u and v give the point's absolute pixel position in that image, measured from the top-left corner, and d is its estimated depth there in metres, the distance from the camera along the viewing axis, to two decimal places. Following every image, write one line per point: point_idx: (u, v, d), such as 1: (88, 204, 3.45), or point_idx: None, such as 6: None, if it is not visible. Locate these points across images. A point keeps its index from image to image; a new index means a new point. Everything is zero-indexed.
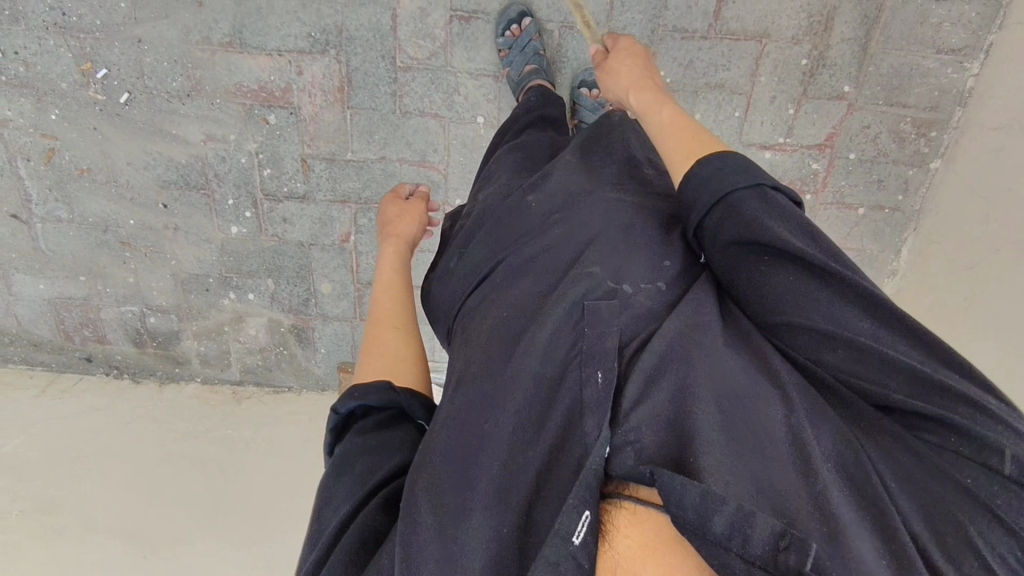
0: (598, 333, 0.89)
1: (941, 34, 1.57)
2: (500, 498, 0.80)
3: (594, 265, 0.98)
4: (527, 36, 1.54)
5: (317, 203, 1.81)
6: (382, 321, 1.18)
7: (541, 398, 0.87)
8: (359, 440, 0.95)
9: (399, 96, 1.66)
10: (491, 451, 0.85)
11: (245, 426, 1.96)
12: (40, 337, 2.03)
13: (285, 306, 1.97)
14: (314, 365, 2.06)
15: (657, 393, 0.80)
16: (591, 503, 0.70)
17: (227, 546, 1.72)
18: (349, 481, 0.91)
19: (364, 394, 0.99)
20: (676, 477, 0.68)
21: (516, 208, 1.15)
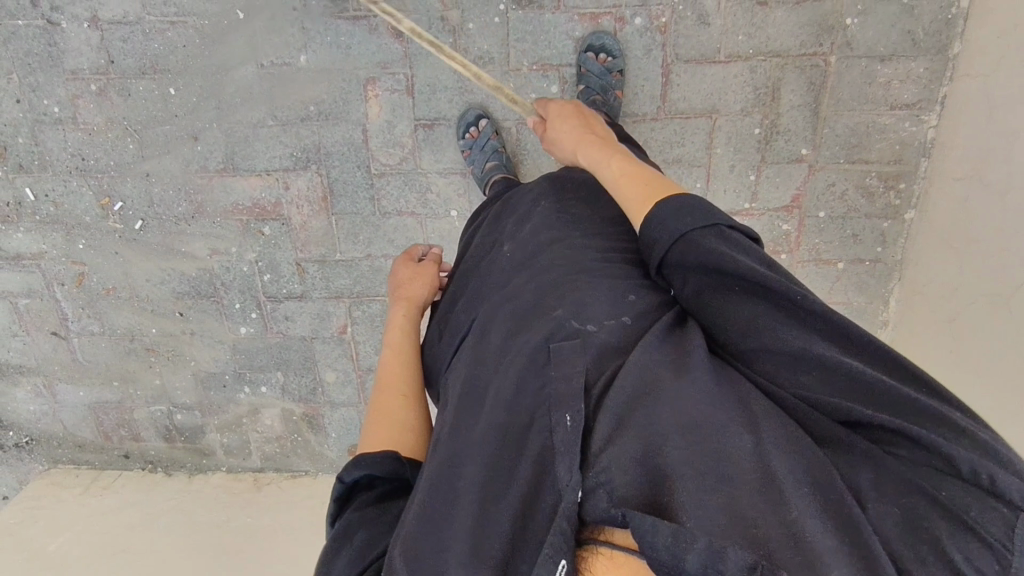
0: (565, 370, 0.85)
1: (892, 91, 1.58)
2: (476, 552, 0.73)
3: (562, 305, 0.95)
4: (484, 136, 1.64)
5: (314, 300, 1.94)
6: (389, 387, 1.09)
7: (510, 439, 0.83)
8: (359, 513, 0.86)
9: (376, 200, 1.79)
10: (463, 499, 0.79)
11: (263, 513, 2.07)
12: (83, 438, 2.23)
13: (295, 396, 2.10)
14: (327, 449, 2.18)
15: (626, 432, 0.76)
16: (568, 551, 0.66)
17: None
18: (348, 553, 0.81)
19: (371, 463, 0.90)
20: (648, 518, 0.64)
21: (491, 268, 1.15)
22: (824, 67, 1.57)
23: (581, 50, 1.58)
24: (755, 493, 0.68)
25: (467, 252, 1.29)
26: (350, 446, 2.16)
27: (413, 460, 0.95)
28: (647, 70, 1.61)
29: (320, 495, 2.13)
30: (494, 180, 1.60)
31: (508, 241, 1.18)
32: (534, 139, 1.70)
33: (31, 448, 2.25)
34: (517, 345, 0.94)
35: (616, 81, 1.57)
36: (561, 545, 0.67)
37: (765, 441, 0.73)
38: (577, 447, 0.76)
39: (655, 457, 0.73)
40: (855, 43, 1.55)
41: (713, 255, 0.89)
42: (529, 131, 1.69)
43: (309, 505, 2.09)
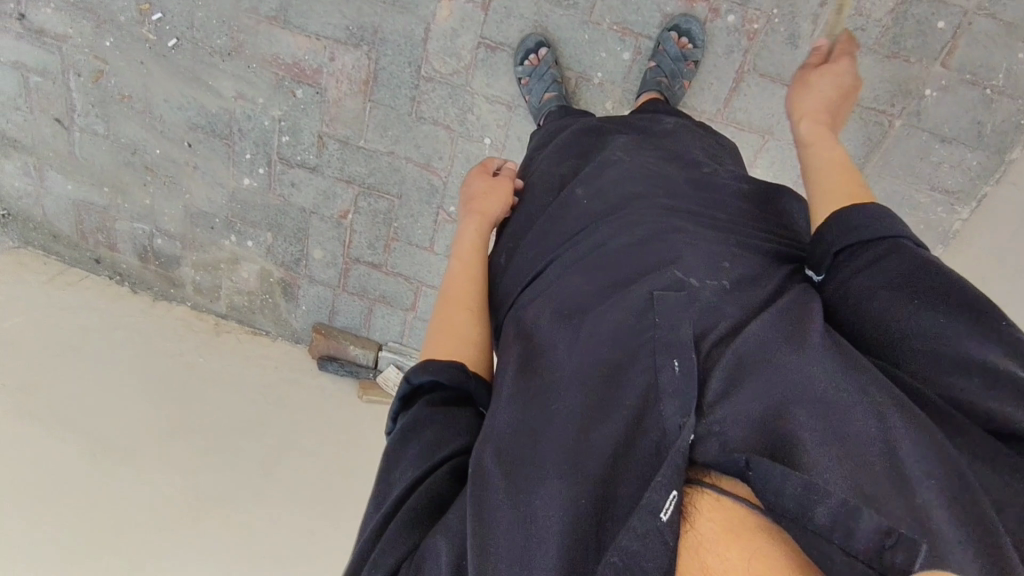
0: (671, 324, 0.88)
1: (939, 173, 1.60)
2: (570, 469, 0.80)
3: (665, 266, 0.99)
4: (544, 65, 1.60)
5: (324, 176, 1.94)
6: (458, 304, 1.18)
7: (608, 378, 0.88)
8: (429, 410, 0.97)
9: (416, 101, 1.77)
10: (562, 424, 0.85)
11: (216, 357, 2.12)
12: (60, 229, 2.23)
13: (278, 259, 2.13)
14: (293, 318, 2.24)
15: (745, 387, 0.79)
16: (678, 484, 0.69)
17: (193, 466, 1.78)
18: (417, 449, 0.93)
19: (437, 369, 1.01)
20: (776, 465, 0.67)
21: (566, 217, 1.20)
22: (886, 127, 1.57)
23: (666, 27, 1.56)
24: (880, 464, 0.69)
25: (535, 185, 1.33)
26: (316, 323, 2.22)
27: (476, 377, 1.05)
28: (721, 69, 1.58)
29: (274, 358, 2.20)
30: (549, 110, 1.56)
31: (584, 188, 1.22)
32: (591, 98, 1.66)
33: (4, 222, 2.24)
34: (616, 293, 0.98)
35: (688, 70, 1.54)
36: (674, 479, 0.69)
37: (891, 426, 0.72)
38: (693, 393, 0.79)
39: (775, 421, 0.75)
40: (925, 114, 1.55)
41: (900, 257, 0.89)
42: (587, 87, 1.66)
43: (260, 364, 2.16)
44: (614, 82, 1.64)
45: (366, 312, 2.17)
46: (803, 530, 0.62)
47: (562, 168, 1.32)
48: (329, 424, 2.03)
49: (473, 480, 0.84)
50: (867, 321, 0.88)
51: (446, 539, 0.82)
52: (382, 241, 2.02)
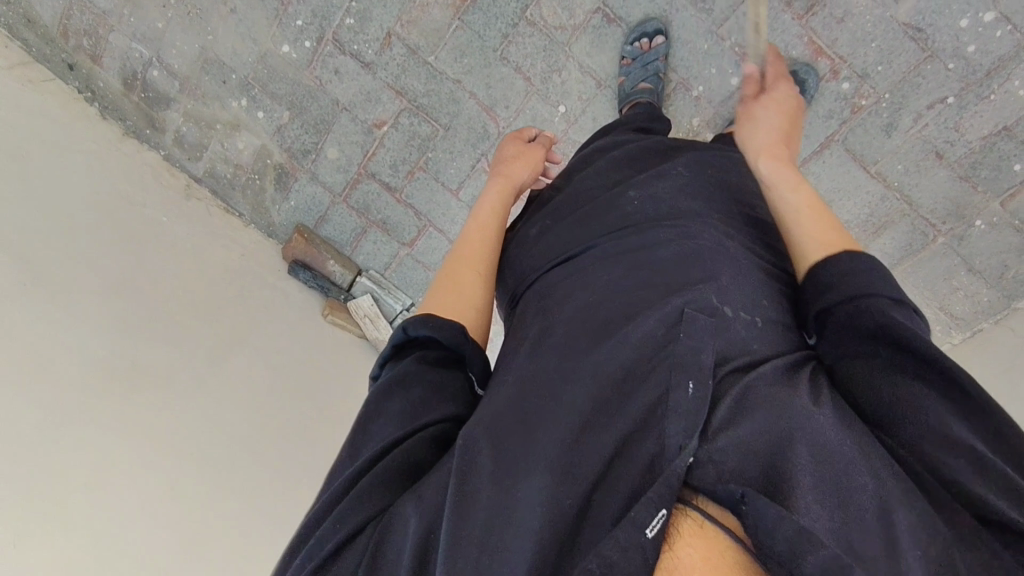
0: (694, 344, 0.77)
1: (952, 296, 1.71)
2: (561, 469, 0.70)
3: (700, 285, 0.87)
4: (655, 54, 1.54)
5: (374, 77, 1.77)
6: (467, 259, 1.03)
7: (619, 381, 0.77)
8: (418, 368, 0.85)
9: (507, 41, 1.66)
10: (555, 422, 0.75)
11: (180, 221, 1.87)
12: (38, 16, 1.83)
13: (285, 144, 1.93)
14: (275, 209, 2.03)
15: (749, 416, 0.70)
16: (669, 504, 0.62)
17: (139, 336, 1.55)
18: (400, 406, 0.81)
19: (441, 327, 0.88)
20: (773, 507, 0.60)
21: (608, 212, 1.08)
22: (929, 239, 1.65)
23: (785, 68, 1.52)
24: (867, 524, 0.62)
25: (578, 179, 1.21)
26: (298, 223, 2.03)
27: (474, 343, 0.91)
28: (813, 129, 1.59)
29: (242, 244, 1.98)
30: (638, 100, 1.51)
31: (634, 189, 1.10)
32: (681, 107, 1.62)
33: None
34: (642, 299, 0.87)
35: None
36: (665, 498, 0.63)
37: (888, 489, 0.64)
38: (700, 414, 0.70)
39: (766, 459, 0.67)
40: (966, 241, 1.64)
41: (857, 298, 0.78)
42: (681, 96, 1.62)
43: (228, 246, 1.94)
44: (711, 100, 1.59)
45: (358, 232, 2.01)
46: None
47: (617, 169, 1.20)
48: (286, 332, 1.87)
49: (461, 458, 0.74)
50: (842, 373, 0.78)
51: (417, 510, 0.71)
52: (407, 166, 1.88)
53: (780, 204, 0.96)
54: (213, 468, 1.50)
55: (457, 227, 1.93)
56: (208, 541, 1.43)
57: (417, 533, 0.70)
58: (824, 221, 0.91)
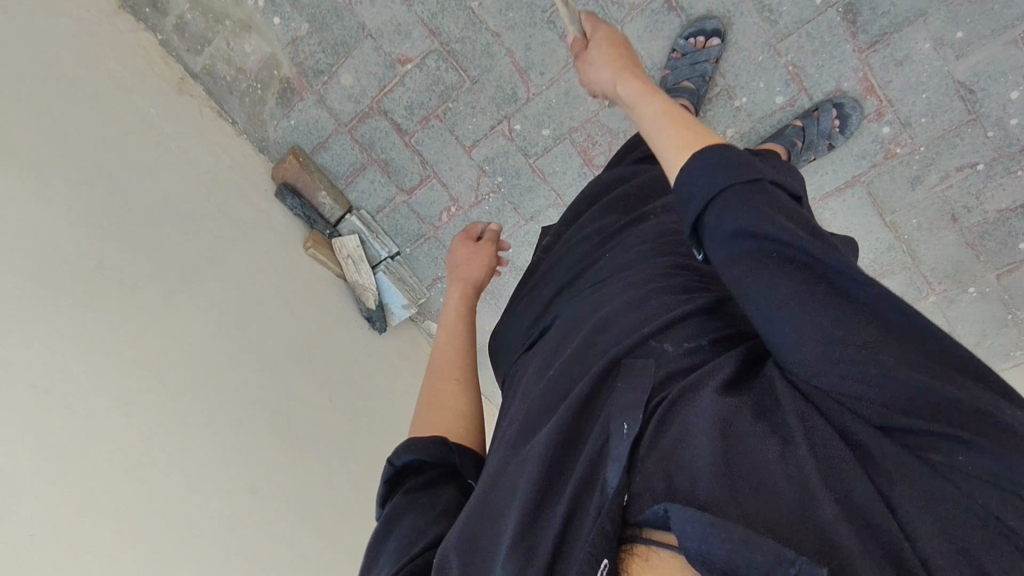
0: (628, 391, 0.67)
1: None
2: (522, 548, 0.59)
3: (651, 317, 0.76)
4: (707, 55, 1.48)
5: (409, 9, 1.66)
6: (443, 370, 0.99)
7: (564, 434, 0.67)
8: (407, 499, 0.79)
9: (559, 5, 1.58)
10: (512, 493, 0.65)
11: (167, 116, 1.73)
12: None
13: (298, 58, 1.79)
14: (272, 126, 1.90)
15: (668, 450, 0.60)
16: (609, 547, 0.52)
17: (107, 232, 1.42)
18: (394, 544, 0.75)
19: (423, 448, 0.83)
20: (688, 508, 0.52)
21: (591, 259, 1.00)
22: (922, 294, 1.68)
23: (832, 99, 1.49)
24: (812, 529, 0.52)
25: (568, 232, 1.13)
26: (294, 146, 1.90)
27: (467, 447, 0.87)
28: (841, 164, 1.58)
29: (230, 154, 1.85)
30: (682, 99, 1.47)
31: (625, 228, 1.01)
32: (720, 114, 1.58)
33: None
34: (596, 341, 0.77)
35: (823, 148, 1.52)
36: (605, 545, 0.52)
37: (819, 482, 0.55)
38: (625, 454, 0.61)
39: (685, 474, 0.57)
40: (955, 303, 1.67)
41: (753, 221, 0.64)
42: (723, 103, 1.57)
43: (215, 153, 1.81)
44: (750, 113, 1.56)
45: (356, 168, 1.90)
46: None
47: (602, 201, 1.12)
48: (262, 256, 1.77)
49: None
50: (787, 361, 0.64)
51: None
52: (423, 111, 1.78)
53: (639, 129, 0.84)
54: (167, 384, 1.39)
55: (462, 185, 1.85)
56: (154, 461, 1.30)
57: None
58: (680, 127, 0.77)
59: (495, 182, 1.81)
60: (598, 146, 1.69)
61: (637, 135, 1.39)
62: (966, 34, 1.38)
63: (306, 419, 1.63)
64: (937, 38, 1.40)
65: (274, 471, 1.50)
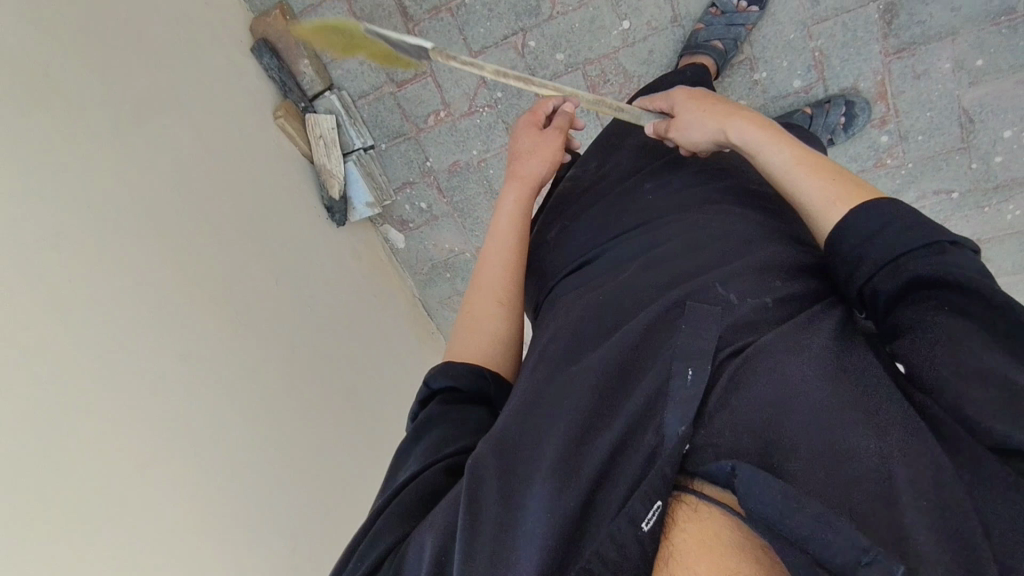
0: (693, 333, 0.72)
1: None
2: (565, 472, 0.67)
3: (709, 276, 0.81)
4: (744, 18, 1.45)
5: None
6: (487, 292, 1.02)
7: (619, 374, 0.74)
8: (440, 410, 0.87)
9: None
10: (561, 423, 0.72)
11: None
12: None
13: None
14: None
15: (741, 396, 0.65)
16: (662, 491, 0.59)
17: (61, 44, 1.24)
18: (430, 440, 0.84)
19: (456, 373, 0.91)
20: (760, 471, 0.57)
21: (632, 210, 1.04)
22: None
23: (845, 95, 1.50)
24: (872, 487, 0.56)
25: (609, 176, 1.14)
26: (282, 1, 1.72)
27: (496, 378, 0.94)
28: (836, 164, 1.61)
29: None
30: (707, 56, 1.44)
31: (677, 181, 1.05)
32: (736, 83, 1.56)
33: None
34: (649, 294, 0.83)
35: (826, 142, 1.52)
36: (661, 487, 0.59)
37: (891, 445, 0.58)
38: (696, 401, 0.65)
39: (768, 428, 0.62)
40: None
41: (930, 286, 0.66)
42: (742, 72, 1.55)
43: None
44: (767, 90, 1.55)
45: (348, 44, 1.75)
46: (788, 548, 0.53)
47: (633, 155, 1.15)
48: (231, 117, 1.62)
49: (471, 476, 0.70)
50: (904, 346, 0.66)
51: (430, 533, 0.69)
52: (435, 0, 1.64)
53: (770, 169, 0.85)
54: (111, 228, 1.24)
55: (458, 90, 1.75)
56: (95, 302, 1.17)
57: (431, 553, 0.67)
58: (832, 176, 0.80)
59: (493, 97, 1.74)
60: (608, 85, 1.62)
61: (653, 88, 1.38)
62: (985, 64, 1.41)
63: (248, 299, 1.52)
64: (958, 61, 1.42)
65: (213, 347, 1.39)
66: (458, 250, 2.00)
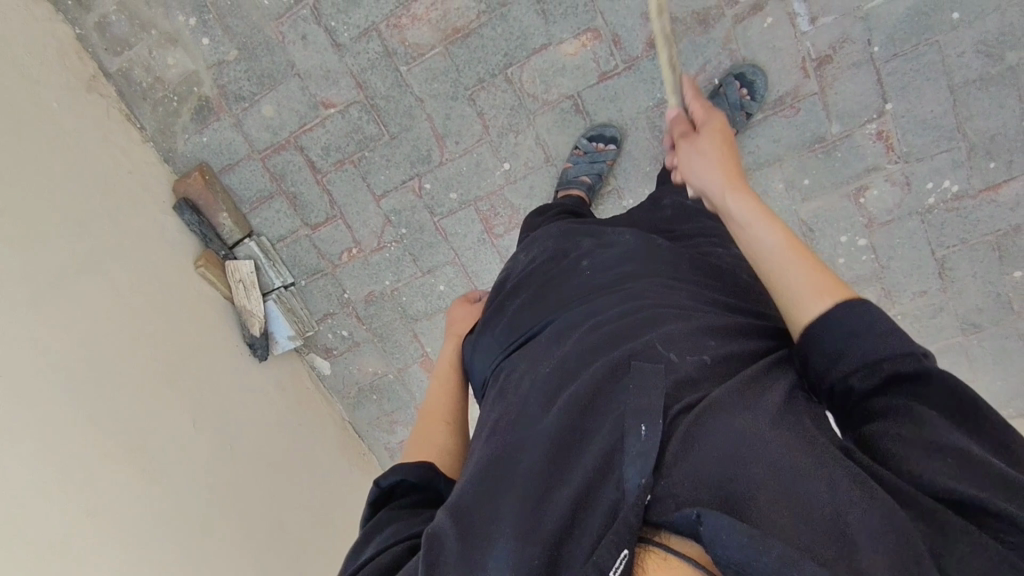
0: (640, 391, 0.76)
1: None
2: (528, 532, 0.69)
3: (648, 335, 0.86)
4: (603, 157, 1.64)
5: (341, 59, 1.72)
6: (435, 419, 1.12)
7: (574, 433, 0.77)
8: (388, 514, 0.89)
9: (480, 87, 1.68)
10: (517, 488, 0.75)
11: (71, 112, 1.70)
12: None
13: (218, 81, 1.80)
14: (181, 138, 1.88)
15: (694, 448, 0.68)
16: (629, 543, 0.60)
17: None
18: (379, 539, 0.85)
19: (400, 474, 0.94)
20: (720, 517, 0.59)
21: (568, 279, 1.11)
22: None
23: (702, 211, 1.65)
24: (828, 536, 0.59)
25: (530, 256, 1.25)
26: (202, 162, 1.89)
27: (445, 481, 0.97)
28: None
29: (131, 158, 1.83)
30: (574, 191, 1.61)
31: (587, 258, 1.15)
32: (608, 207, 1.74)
33: None
34: (598, 349, 0.88)
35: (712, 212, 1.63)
36: (625, 538, 0.60)
37: (846, 498, 0.62)
38: (653, 454, 0.68)
39: (717, 478, 0.65)
40: None
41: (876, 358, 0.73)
42: (611, 199, 1.73)
43: (114, 156, 1.78)
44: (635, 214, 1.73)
45: (264, 195, 1.91)
46: None
47: (555, 241, 1.24)
48: (147, 266, 1.73)
49: (428, 549, 0.73)
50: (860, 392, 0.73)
51: None
52: (339, 154, 1.83)
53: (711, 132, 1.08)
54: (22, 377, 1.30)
55: (366, 230, 1.91)
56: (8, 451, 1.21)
57: None
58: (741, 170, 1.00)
59: (399, 234, 1.89)
60: (499, 218, 1.82)
61: (548, 205, 1.53)
62: (811, 182, 1.61)
63: (162, 446, 1.53)
64: (789, 181, 1.62)
65: (124, 495, 1.39)
66: (381, 371, 2.10)
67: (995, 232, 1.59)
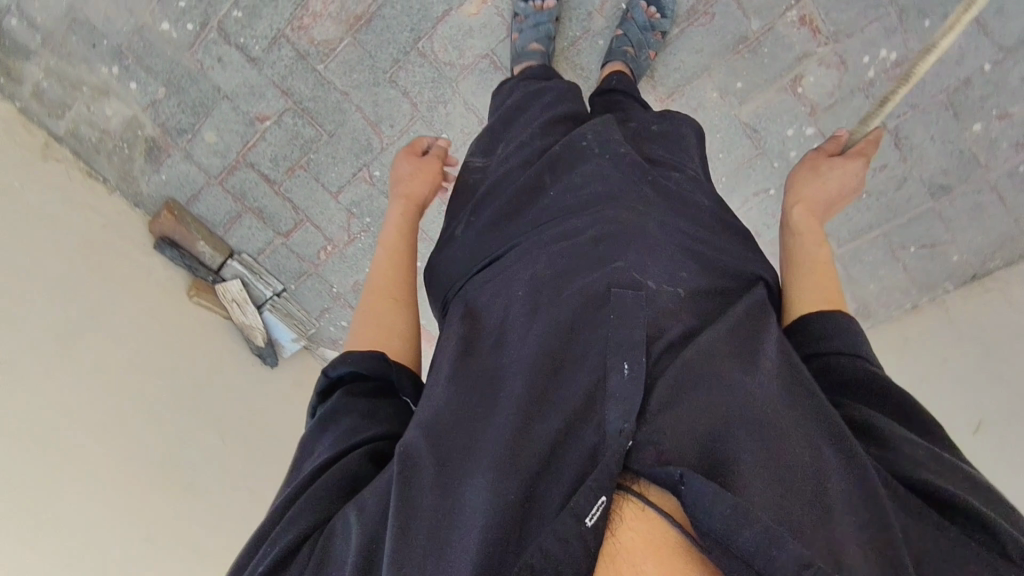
0: (624, 323, 0.81)
1: None
2: (508, 461, 0.72)
3: (615, 262, 0.88)
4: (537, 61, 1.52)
5: (261, 72, 1.76)
6: (385, 294, 1.10)
7: (558, 359, 0.81)
8: (345, 402, 0.92)
9: (398, 66, 1.71)
10: (500, 410, 0.78)
11: (34, 185, 1.78)
12: None
13: (158, 118, 1.86)
14: (143, 181, 1.96)
15: (685, 398, 0.75)
16: (607, 489, 0.67)
17: None
18: (338, 431, 0.89)
19: (356, 361, 0.94)
20: (706, 483, 0.66)
21: (533, 205, 1.05)
22: None
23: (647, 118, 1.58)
24: (808, 501, 0.68)
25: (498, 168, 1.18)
26: (167, 199, 1.97)
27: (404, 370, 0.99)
28: None
29: (102, 213, 1.90)
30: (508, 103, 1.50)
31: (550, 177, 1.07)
32: None
33: None
34: (577, 272, 0.89)
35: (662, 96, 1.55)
36: (604, 485, 0.67)
37: (822, 459, 0.72)
38: (640, 397, 0.74)
39: (704, 432, 0.73)
40: None
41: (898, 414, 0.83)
42: None
43: (85, 215, 1.85)
44: None
45: (233, 215, 1.99)
46: (720, 549, 0.64)
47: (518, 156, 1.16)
48: (144, 311, 1.85)
49: (402, 463, 0.76)
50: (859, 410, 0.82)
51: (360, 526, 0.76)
52: (288, 162, 1.88)
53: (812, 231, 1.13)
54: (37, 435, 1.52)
55: (334, 227, 1.98)
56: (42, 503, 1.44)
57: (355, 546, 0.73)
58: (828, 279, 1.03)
59: (365, 223, 1.96)
60: None
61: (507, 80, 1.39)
62: (744, 83, 1.58)
63: (182, 460, 1.74)
64: (722, 88, 1.59)
65: (152, 506, 1.64)
66: None
67: (944, 90, 1.56)
